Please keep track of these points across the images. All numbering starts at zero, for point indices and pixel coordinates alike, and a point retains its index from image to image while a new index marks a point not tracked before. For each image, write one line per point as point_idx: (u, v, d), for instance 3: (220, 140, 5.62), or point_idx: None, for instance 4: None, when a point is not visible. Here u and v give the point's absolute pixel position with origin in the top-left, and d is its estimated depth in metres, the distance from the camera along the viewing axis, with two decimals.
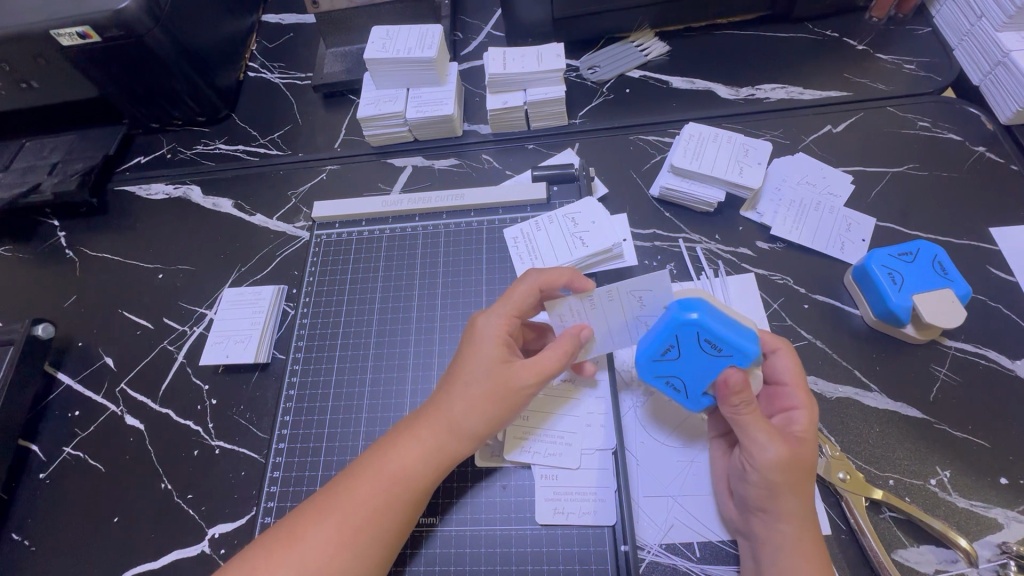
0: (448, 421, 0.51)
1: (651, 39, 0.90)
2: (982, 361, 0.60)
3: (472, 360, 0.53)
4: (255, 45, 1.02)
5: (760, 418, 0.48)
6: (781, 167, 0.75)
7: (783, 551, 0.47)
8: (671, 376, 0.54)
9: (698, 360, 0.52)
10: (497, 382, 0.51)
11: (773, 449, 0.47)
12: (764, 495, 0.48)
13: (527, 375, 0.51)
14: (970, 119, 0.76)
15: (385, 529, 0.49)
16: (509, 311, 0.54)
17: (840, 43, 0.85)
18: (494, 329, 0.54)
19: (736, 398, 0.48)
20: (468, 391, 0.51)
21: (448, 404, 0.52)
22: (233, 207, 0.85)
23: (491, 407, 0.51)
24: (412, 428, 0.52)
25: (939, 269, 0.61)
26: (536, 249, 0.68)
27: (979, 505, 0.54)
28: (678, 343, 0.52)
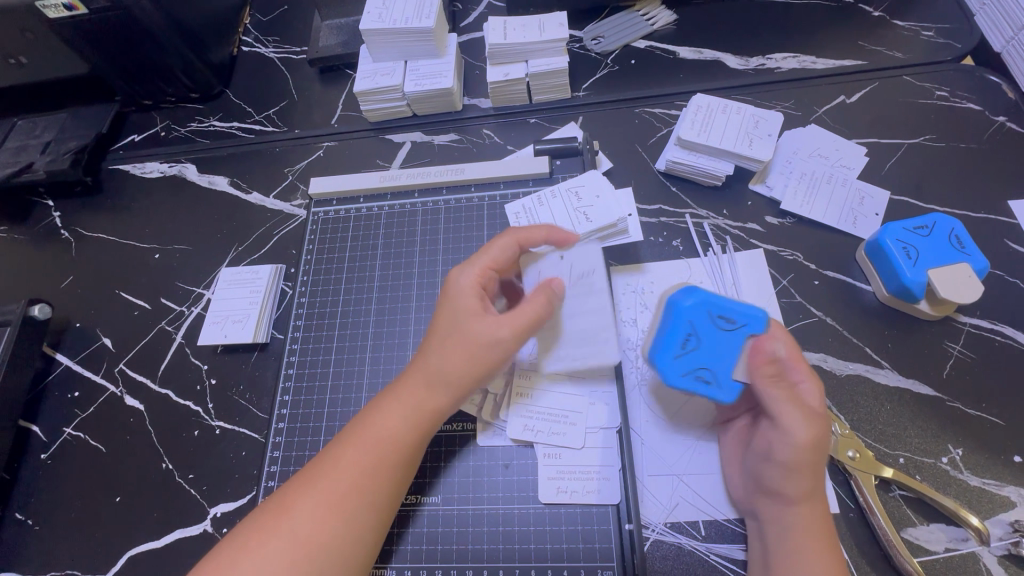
0: (427, 379, 0.51)
1: (658, 7, 0.86)
2: (997, 338, 0.59)
3: (447, 319, 0.52)
4: (249, 18, 1.00)
5: (791, 390, 0.47)
6: (792, 139, 0.72)
7: (798, 534, 0.46)
8: (701, 370, 0.50)
9: (718, 343, 0.51)
10: (472, 336, 0.50)
11: (806, 425, 0.46)
12: (791, 477, 0.47)
13: (503, 328, 0.50)
14: (990, 87, 0.73)
15: (375, 491, 0.48)
16: (487, 263, 0.54)
17: (855, 10, 0.82)
18: (469, 283, 0.53)
19: (766, 365, 0.48)
20: (444, 347, 0.51)
21: (425, 360, 0.52)
22: (229, 185, 0.83)
23: (466, 362, 0.50)
24: (394, 386, 0.53)
25: (956, 242, 0.59)
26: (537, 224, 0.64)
27: (991, 483, 0.53)
28: (695, 333, 0.51)
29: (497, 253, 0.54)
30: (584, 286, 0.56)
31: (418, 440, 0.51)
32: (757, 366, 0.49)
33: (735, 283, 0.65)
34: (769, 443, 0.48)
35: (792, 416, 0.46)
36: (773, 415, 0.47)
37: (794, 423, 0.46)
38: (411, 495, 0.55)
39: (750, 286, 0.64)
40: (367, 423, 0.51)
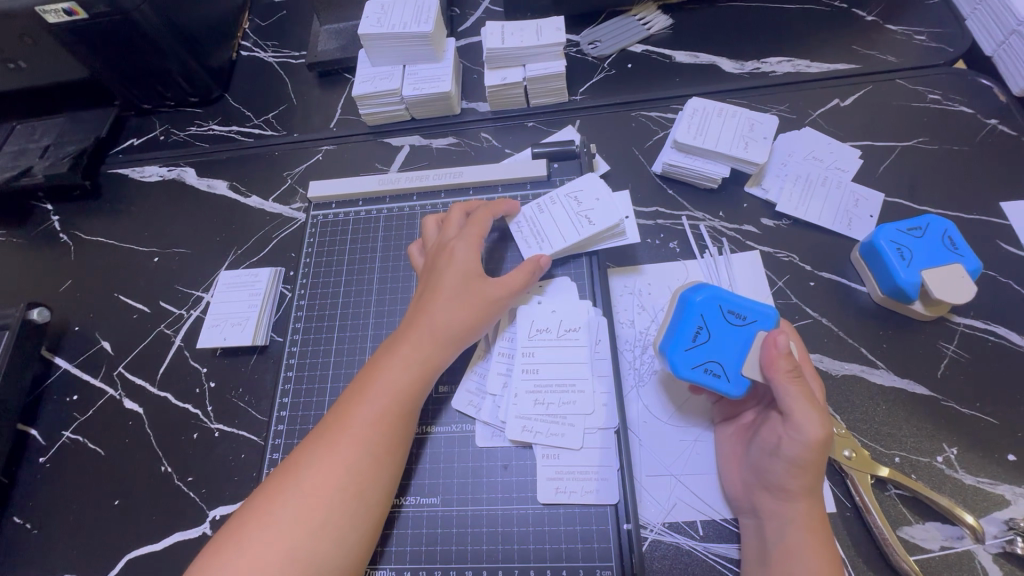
0: (431, 332, 0.56)
1: (654, 12, 0.87)
2: (990, 338, 0.59)
3: (447, 279, 0.58)
4: (247, 23, 1.00)
5: (809, 392, 0.46)
6: (787, 142, 0.73)
7: (796, 531, 0.46)
8: (711, 363, 0.51)
9: (728, 337, 0.52)
10: (473, 294, 0.57)
11: (821, 426, 0.45)
12: (797, 475, 0.46)
13: (500, 288, 0.58)
14: (982, 90, 0.74)
15: (381, 446, 0.51)
16: (478, 233, 0.61)
17: (848, 15, 0.83)
18: (466, 249, 0.60)
19: (783, 361, 0.47)
20: (447, 303, 0.57)
21: (425, 316, 0.57)
22: (228, 188, 0.84)
23: (467, 314, 0.57)
24: (394, 345, 0.56)
25: (950, 243, 0.59)
26: (538, 230, 0.64)
27: (986, 482, 0.53)
28: (705, 326, 0.53)
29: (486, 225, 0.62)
30: (570, 339, 0.59)
31: (421, 391, 0.55)
32: (770, 362, 0.47)
33: (732, 285, 0.65)
34: (779, 438, 0.48)
35: (806, 413, 0.45)
36: (786, 411, 0.46)
37: (808, 422, 0.45)
38: (410, 497, 0.55)
39: (746, 288, 0.65)
40: (370, 381, 0.54)
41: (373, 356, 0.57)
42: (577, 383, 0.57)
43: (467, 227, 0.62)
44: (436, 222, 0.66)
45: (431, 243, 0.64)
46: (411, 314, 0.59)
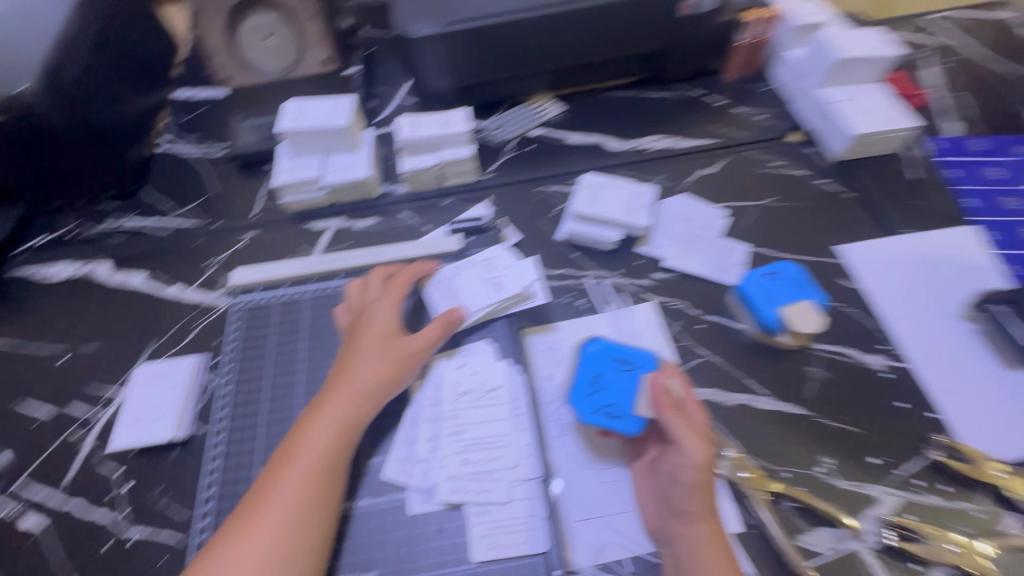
0: (354, 392, 0.60)
1: (548, 101, 1.01)
2: (845, 359, 0.71)
3: (370, 339, 0.63)
4: (164, 120, 1.04)
5: (691, 422, 0.54)
6: (668, 208, 0.85)
7: (703, 550, 0.51)
8: (608, 407, 0.58)
9: (620, 382, 0.60)
10: (393, 350, 0.62)
11: (703, 449, 0.53)
12: (693, 496, 0.53)
13: (417, 341, 0.63)
14: (810, 157, 0.92)
15: (309, 511, 0.53)
16: (396, 294, 0.67)
17: (704, 100, 1.01)
18: (386, 309, 0.65)
19: (666, 399, 0.55)
20: (369, 361, 0.61)
21: (349, 378, 0.60)
22: (146, 281, 0.83)
23: (389, 370, 0.61)
24: (319, 410, 0.59)
25: (798, 283, 0.72)
26: (453, 291, 0.70)
27: (858, 485, 0.62)
28: (600, 375, 0.61)
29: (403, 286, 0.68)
30: (492, 398, 0.63)
31: (348, 452, 0.57)
32: (656, 399, 0.56)
33: (635, 332, 0.73)
34: (674, 467, 0.54)
35: (690, 440, 0.53)
36: (675, 440, 0.54)
37: (691, 447, 0.53)
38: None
39: (647, 334, 0.73)
40: (298, 447, 0.56)
41: (299, 422, 0.60)
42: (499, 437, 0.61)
43: (388, 290, 0.68)
44: (358, 284, 0.70)
45: (353, 305, 0.68)
46: (333, 377, 0.62)
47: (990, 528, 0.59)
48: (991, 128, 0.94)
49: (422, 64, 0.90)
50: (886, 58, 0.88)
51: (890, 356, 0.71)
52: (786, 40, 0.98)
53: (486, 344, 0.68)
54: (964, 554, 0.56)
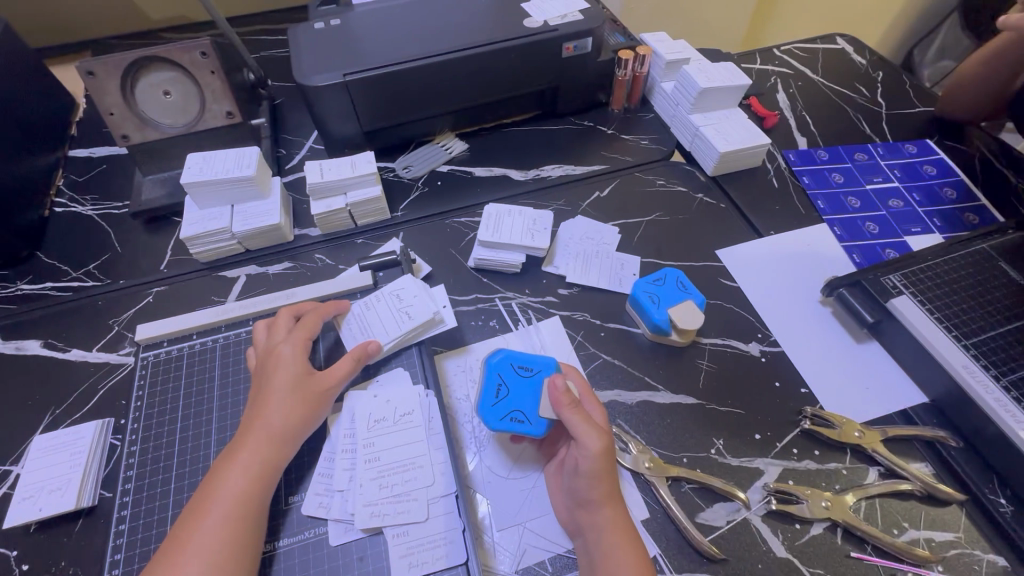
0: (268, 434, 0.60)
1: (452, 139, 1.08)
2: (729, 350, 0.79)
3: (279, 379, 0.63)
4: (62, 179, 1.02)
5: (586, 416, 0.59)
6: (567, 229, 0.92)
7: (608, 533, 0.57)
8: (513, 412, 0.64)
9: (522, 387, 0.65)
10: (305, 388, 0.64)
11: (598, 440, 0.58)
12: (595, 485, 0.58)
13: (329, 378, 0.65)
14: (688, 174, 1.03)
15: (228, 559, 0.53)
16: (303, 333, 0.68)
17: (595, 130, 1.11)
18: (294, 348, 0.66)
19: (564, 398, 0.60)
20: (280, 402, 0.62)
21: (261, 420, 0.61)
22: (43, 346, 0.80)
23: (303, 408, 0.62)
24: (231, 455, 0.59)
25: (681, 286, 0.80)
26: (366, 326, 0.73)
27: (746, 460, 0.69)
28: (504, 383, 0.66)
29: (311, 325, 0.70)
30: (407, 422, 0.67)
31: (262, 493, 0.58)
32: (556, 399, 0.60)
33: (543, 345, 0.79)
34: (577, 460, 0.59)
35: (587, 433, 0.58)
36: (574, 435, 0.58)
37: (588, 440, 0.57)
38: None
39: (554, 346, 0.79)
40: (210, 495, 0.56)
41: (212, 470, 0.59)
42: (415, 459, 0.64)
43: (295, 330, 0.69)
44: (266, 325, 0.71)
45: (260, 346, 0.69)
46: (244, 421, 0.62)
47: (854, 482, 0.67)
48: (833, 141, 1.10)
49: (326, 112, 0.94)
50: (738, 86, 1.01)
51: (765, 343, 0.80)
52: (659, 74, 1.11)
53: (400, 373, 0.72)
54: (834, 507, 0.64)
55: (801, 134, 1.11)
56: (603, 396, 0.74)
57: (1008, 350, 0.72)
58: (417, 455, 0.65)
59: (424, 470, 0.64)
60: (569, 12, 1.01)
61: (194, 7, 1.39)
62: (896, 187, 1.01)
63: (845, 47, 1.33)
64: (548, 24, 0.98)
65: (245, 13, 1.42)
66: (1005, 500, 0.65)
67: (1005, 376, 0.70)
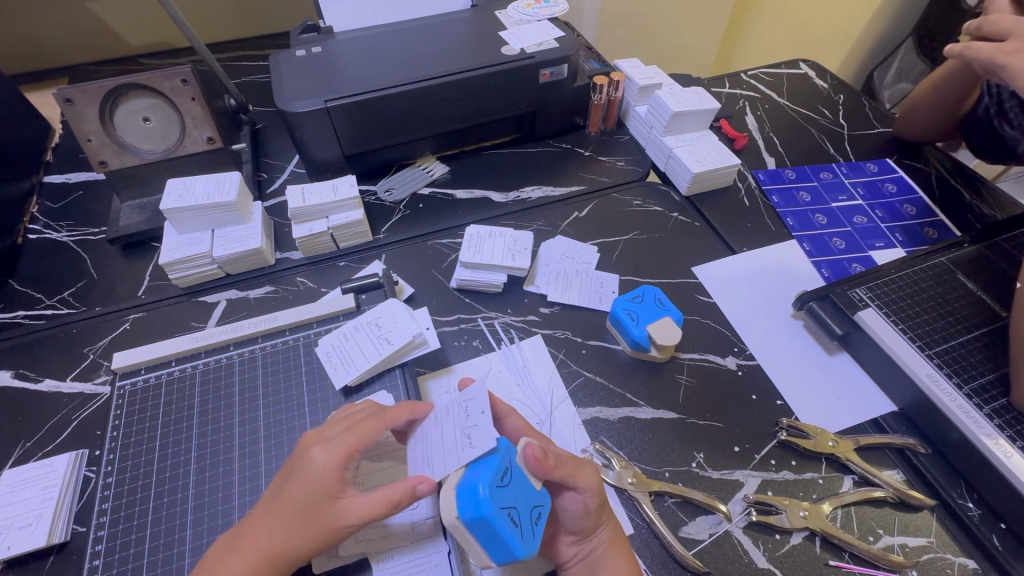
0: (267, 549, 0.53)
1: (433, 162, 1.10)
2: (706, 364, 0.81)
3: (299, 492, 0.54)
4: (36, 206, 1.01)
5: (573, 465, 0.59)
6: (548, 249, 0.95)
7: (608, 553, 0.59)
8: (533, 510, 0.55)
9: (519, 494, 0.54)
10: (318, 519, 0.53)
11: (593, 478, 0.60)
12: (595, 515, 0.60)
13: (350, 516, 0.53)
14: (663, 194, 1.06)
15: None
16: (348, 446, 0.55)
17: (573, 152, 1.14)
18: (330, 460, 0.54)
19: (547, 458, 0.57)
20: (287, 522, 0.53)
21: (265, 529, 0.54)
22: (14, 377, 0.78)
23: (304, 538, 0.53)
24: (227, 547, 0.55)
25: (660, 304, 0.83)
26: (345, 357, 0.74)
27: (726, 472, 0.71)
28: (510, 509, 0.53)
29: (363, 437, 0.56)
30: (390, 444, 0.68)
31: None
32: (546, 465, 0.56)
33: (525, 364, 0.80)
34: (573, 502, 0.60)
35: (584, 477, 0.59)
36: (573, 484, 0.58)
37: (587, 482, 0.59)
38: None
39: (536, 365, 0.80)
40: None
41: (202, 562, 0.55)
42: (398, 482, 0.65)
43: (347, 433, 0.56)
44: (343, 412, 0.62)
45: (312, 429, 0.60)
46: (253, 512, 0.56)
47: (831, 491, 0.69)
48: (799, 161, 1.15)
49: (307, 137, 0.95)
50: (708, 110, 1.05)
51: (741, 357, 0.83)
52: (633, 98, 1.15)
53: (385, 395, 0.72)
54: (812, 517, 0.66)
55: (769, 155, 1.16)
56: (585, 413, 0.75)
57: (968, 358, 0.76)
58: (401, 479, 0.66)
59: None
60: (545, 40, 1.04)
61: (174, 33, 1.40)
62: (860, 204, 1.06)
63: (808, 72, 1.40)
64: (524, 52, 1.01)
65: (225, 40, 1.44)
66: (974, 503, 0.67)
67: (967, 384, 0.73)
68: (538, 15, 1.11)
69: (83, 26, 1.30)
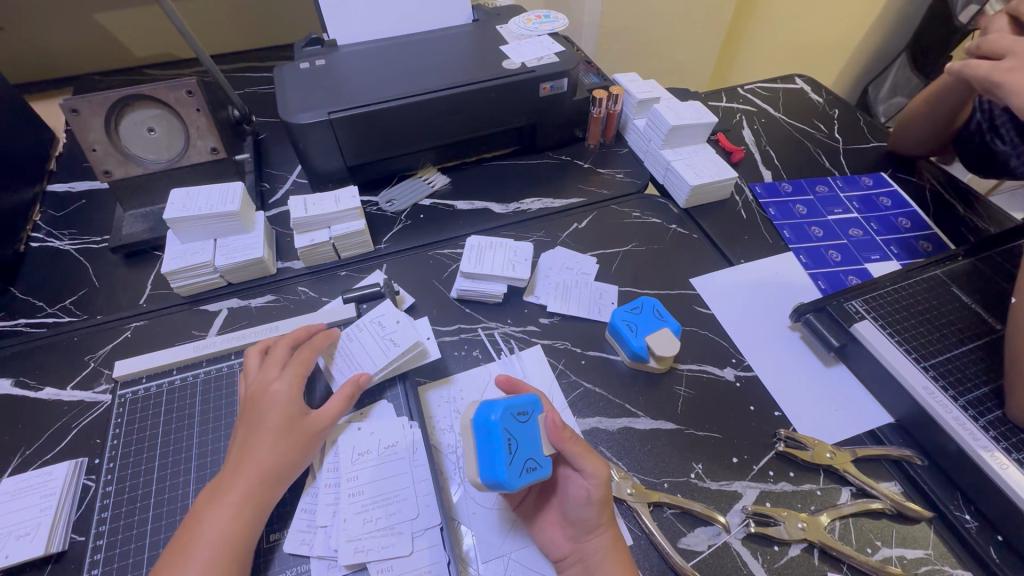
0: (259, 469, 0.60)
1: (434, 173, 1.11)
2: (704, 375, 0.82)
3: (272, 417, 0.63)
4: (39, 214, 1.02)
5: (585, 447, 0.61)
6: (548, 260, 0.95)
7: (607, 557, 0.59)
8: (528, 460, 0.59)
9: (526, 436, 0.61)
10: (296, 429, 0.64)
11: (602, 466, 0.60)
12: (599, 510, 0.60)
13: (323, 419, 0.66)
14: (661, 206, 1.08)
15: None
16: (298, 374, 0.68)
17: (573, 164, 1.16)
18: (289, 385, 0.66)
19: (565, 430, 0.60)
20: (269, 442, 0.62)
21: (250, 457, 0.61)
22: (13, 385, 0.78)
23: (292, 449, 0.63)
24: (220, 491, 0.59)
25: (658, 314, 0.83)
26: (350, 357, 0.73)
27: (725, 483, 0.71)
28: (510, 437, 0.59)
29: (303, 364, 0.69)
30: (392, 453, 0.68)
31: (247, 531, 0.58)
32: (559, 434, 0.60)
33: (525, 373, 0.81)
34: (581, 489, 0.61)
35: (593, 462, 0.60)
36: (580, 466, 0.60)
37: (595, 468, 0.60)
38: None
39: (536, 375, 0.81)
40: (191, 540, 0.56)
41: (196, 511, 0.59)
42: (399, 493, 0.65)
43: (289, 365, 0.69)
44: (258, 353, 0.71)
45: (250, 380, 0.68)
46: (233, 455, 0.62)
47: (828, 503, 0.69)
48: (795, 175, 1.16)
49: (310, 148, 0.96)
50: (706, 124, 1.07)
51: (739, 367, 0.83)
52: (631, 112, 1.16)
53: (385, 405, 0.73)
54: (810, 529, 0.66)
55: (766, 168, 1.17)
56: (585, 424, 0.76)
57: (964, 370, 0.77)
58: (402, 492, 0.65)
59: (408, 502, 0.65)
60: (545, 54, 1.06)
61: (180, 44, 1.42)
62: (856, 217, 1.07)
63: (803, 87, 1.42)
64: (525, 66, 1.03)
65: (229, 51, 1.45)
66: (970, 515, 0.68)
67: (963, 396, 0.74)
68: (539, 30, 1.13)
69: (89, 37, 1.32)
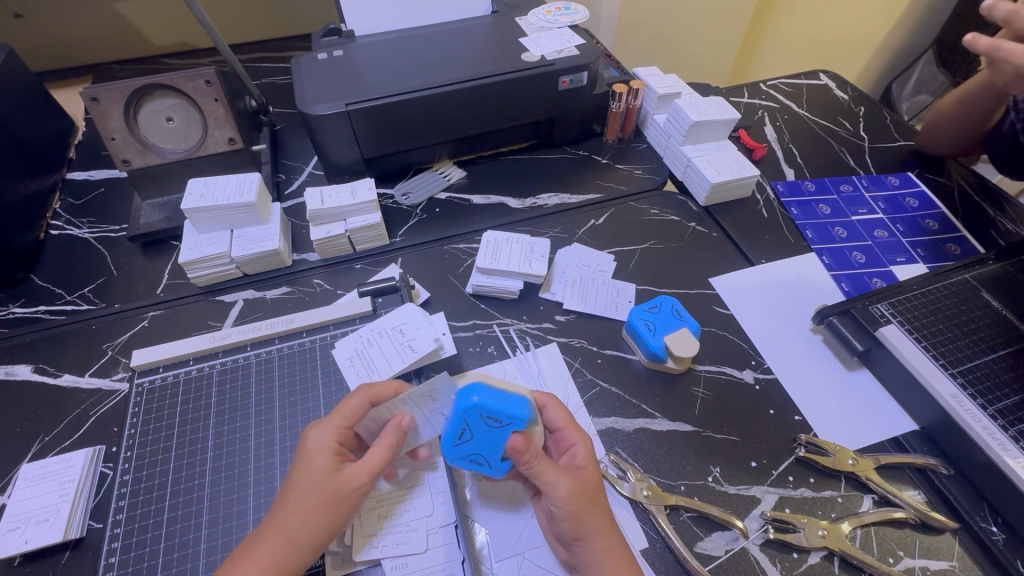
0: (285, 536, 0.55)
1: (450, 166, 1.10)
2: (722, 376, 0.80)
3: (306, 475, 0.57)
4: (58, 202, 1.02)
5: (546, 463, 0.59)
6: (564, 256, 0.94)
7: (604, 566, 0.57)
8: (475, 453, 0.62)
9: (487, 435, 0.61)
10: (329, 489, 0.56)
11: (564, 484, 0.58)
12: (577, 524, 0.58)
13: (359, 476, 0.57)
14: (680, 204, 1.06)
15: None
16: (341, 422, 0.60)
17: (591, 159, 1.14)
18: (329, 437, 0.59)
19: (520, 455, 0.57)
20: (298, 505, 0.55)
21: (280, 522, 0.55)
22: (33, 371, 0.78)
23: (323, 514, 0.55)
24: (245, 556, 0.54)
25: (677, 314, 0.82)
26: (368, 361, 0.74)
27: (743, 488, 0.70)
28: (469, 428, 0.60)
29: (351, 412, 0.61)
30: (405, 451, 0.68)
31: None
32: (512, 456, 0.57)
33: (541, 372, 0.80)
34: (549, 506, 0.60)
35: (553, 482, 0.58)
36: (539, 485, 0.59)
37: (553, 486, 0.58)
38: None
39: (551, 374, 0.80)
40: None
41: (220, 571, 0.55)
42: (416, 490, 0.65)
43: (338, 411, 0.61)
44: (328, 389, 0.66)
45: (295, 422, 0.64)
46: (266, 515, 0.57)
47: (850, 511, 0.68)
48: (819, 173, 1.14)
49: (327, 139, 0.95)
50: (728, 120, 1.04)
51: (759, 370, 0.82)
52: (651, 107, 1.14)
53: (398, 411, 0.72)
54: (831, 536, 0.64)
55: (788, 166, 1.15)
56: (601, 424, 0.75)
57: (992, 378, 0.74)
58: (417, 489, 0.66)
59: (424, 500, 0.65)
60: (565, 47, 1.04)
61: (198, 34, 1.42)
62: (881, 217, 1.04)
63: (828, 83, 1.39)
64: (544, 58, 1.01)
65: (247, 41, 1.45)
66: (997, 528, 0.66)
67: (992, 405, 0.71)
68: (559, 22, 1.11)
69: (109, 26, 1.32)
